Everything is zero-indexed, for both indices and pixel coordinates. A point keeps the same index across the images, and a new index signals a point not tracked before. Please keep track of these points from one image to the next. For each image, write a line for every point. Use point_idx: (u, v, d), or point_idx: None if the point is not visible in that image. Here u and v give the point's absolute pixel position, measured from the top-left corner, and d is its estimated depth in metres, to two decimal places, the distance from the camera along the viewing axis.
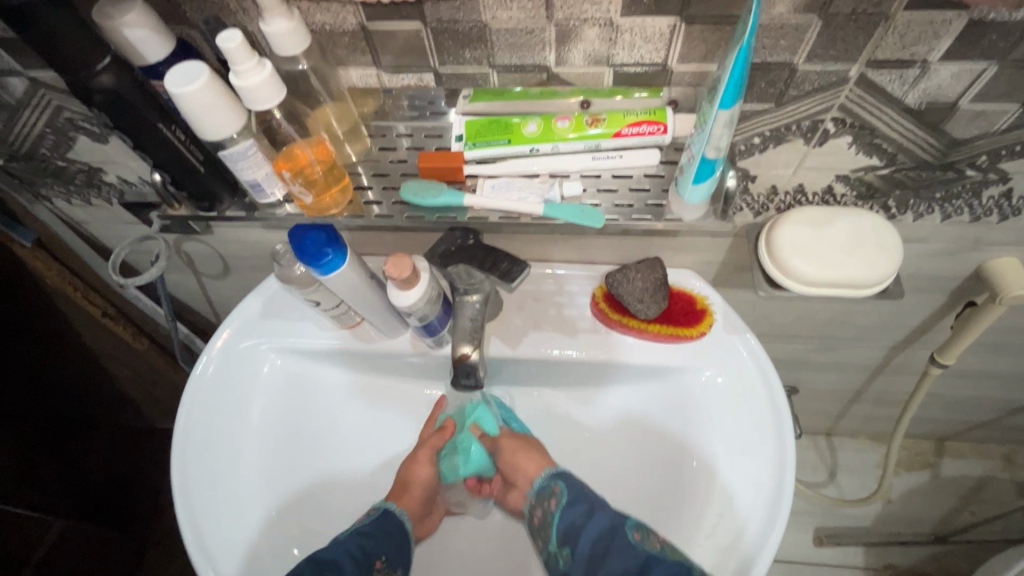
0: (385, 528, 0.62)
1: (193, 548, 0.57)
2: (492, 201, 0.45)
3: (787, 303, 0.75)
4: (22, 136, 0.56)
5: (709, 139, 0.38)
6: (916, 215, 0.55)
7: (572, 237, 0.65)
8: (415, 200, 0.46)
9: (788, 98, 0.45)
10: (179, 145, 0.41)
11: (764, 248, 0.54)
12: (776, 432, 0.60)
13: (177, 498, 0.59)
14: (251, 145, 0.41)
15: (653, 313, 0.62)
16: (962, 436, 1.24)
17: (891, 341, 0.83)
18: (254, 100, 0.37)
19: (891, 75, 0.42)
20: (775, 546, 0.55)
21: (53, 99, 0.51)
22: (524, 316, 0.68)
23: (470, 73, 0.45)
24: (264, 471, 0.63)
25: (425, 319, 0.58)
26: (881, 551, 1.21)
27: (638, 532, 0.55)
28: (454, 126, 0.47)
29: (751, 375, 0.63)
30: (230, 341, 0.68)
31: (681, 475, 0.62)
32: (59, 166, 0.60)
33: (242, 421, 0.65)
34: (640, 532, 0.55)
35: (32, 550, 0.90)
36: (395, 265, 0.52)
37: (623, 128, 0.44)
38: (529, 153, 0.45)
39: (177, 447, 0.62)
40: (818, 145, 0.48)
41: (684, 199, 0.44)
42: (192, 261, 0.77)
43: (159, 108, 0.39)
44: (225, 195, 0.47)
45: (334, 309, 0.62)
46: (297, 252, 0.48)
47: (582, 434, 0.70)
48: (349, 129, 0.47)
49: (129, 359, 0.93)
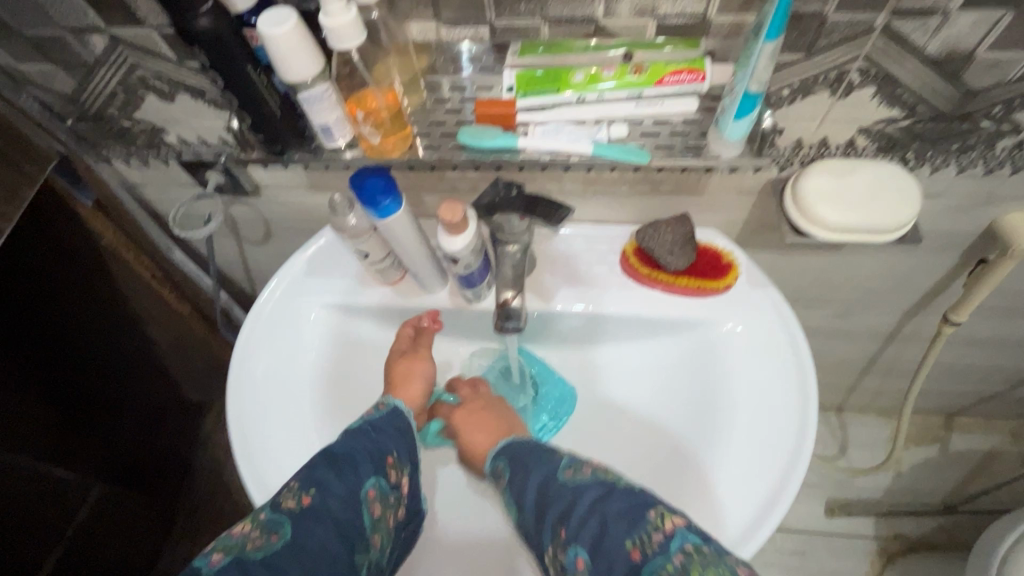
0: (393, 425, 0.60)
1: (249, 486, 0.62)
2: (545, 142, 0.49)
3: (805, 266, 0.78)
4: (93, 95, 0.60)
5: (754, 73, 0.42)
6: (933, 167, 0.58)
7: (603, 197, 0.68)
8: (472, 143, 0.50)
9: (818, 47, 0.48)
10: (262, 87, 0.46)
11: (790, 200, 0.58)
12: (798, 374, 0.63)
13: (234, 440, 0.64)
14: (327, 88, 0.45)
15: (682, 265, 0.66)
16: (971, 411, 1.27)
17: (904, 305, 0.86)
18: (337, 39, 0.41)
19: (914, 23, 0.46)
20: (790, 501, 0.58)
21: (130, 57, 0.55)
22: (557, 273, 0.71)
23: (523, 25, 0.48)
24: (312, 415, 0.67)
25: (468, 269, 0.62)
26: (891, 521, 1.25)
27: (570, 469, 0.53)
28: (505, 79, 0.50)
29: (771, 323, 0.67)
30: (279, 296, 0.72)
31: (708, 417, 0.65)
32: (124, 126, 0.64)
33: (291, 371, 0.69)
34: (571, 470, 0.53)
35: (76, 512, 0.99)
36: (447, 210, 0.56)
37: (664, 77, 0.48)
38: (577, 101, 0.49)
39: (232, 392, 0.66)
40: (843, 96, 0.52)
41: (725, 135, 0.48)
42: (236, 226, 0.81)
43: (248, 51, 0.43)
44: (295, 141, 0.51)
45: (380, 262, 0.65)
46: (359, 197, 0.52)
47: (607, 385, 0.74)
48: (410, 81, 0.52)
49: (169, 327, 0.97)
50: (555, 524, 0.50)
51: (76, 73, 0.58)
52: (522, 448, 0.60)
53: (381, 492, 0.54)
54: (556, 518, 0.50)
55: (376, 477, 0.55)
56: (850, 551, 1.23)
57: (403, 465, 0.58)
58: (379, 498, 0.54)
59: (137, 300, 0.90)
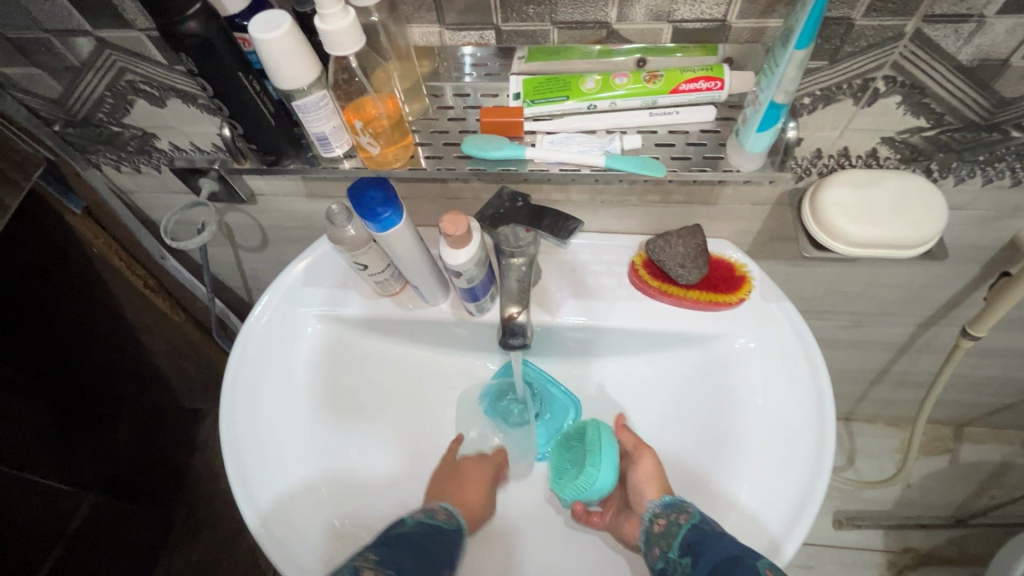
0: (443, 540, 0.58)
1: (245, 507, 0.59)
2: (554, 154, 0.46)
3: (818, 276, 0.76)
4: (81, 99, 0.58)
5: (780, 83, 0.39)
6: (958, 179, 0.56)
7: (612, 207, 0.66)
8: (477, 153, 0.48)
9: (843, 54, 0.46)
10: (254, 95, 0.43)
11: (810, 212, 0.55)
12: (815, 393, 0.61)
13: (228, 458, 0.61)
14: (323, 96, 0.43)
15: (694, 278, 0.64)
16: (982, 422, 1.24)
17: (919, 317, 0.84)
18: (334, 44, 0.39)
19: (946, 30, 0.43)
20: (810, 522, 0.56)
21: (118, 61, 0.53)
22: (563, 285, 0.69)
23: (531, 30, 0.46)
24: (308, 433, 0.64)
25: (472, 282, 0.59)
26: (900, 534, 1.22)
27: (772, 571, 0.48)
28: (511, 85, 0.48)
29: (785, 338, 0.64)
30: (275, 306, 0.69)
31: (721, 436, 0.63)
32: (113, 132, 0.62)
33: (287, 385, 0.66)
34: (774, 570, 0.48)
35: (68, 520, 0.97)
36: (451, 223, 0.53)
37: (680, 85, 0.45)
38: (588, 110, 0.47)
39: (226, 407, 0.64)
40: (867, 105, 0.49)
41: (746, 147, 0.45)
42: (231, 233, 0.78)
43: (239, 57, 0.41)
44: (290, 150, 0.49)
45: (379, 274, 0.63)
46: (357, 208, 0.49)
47: (615, 400, 0.71)
48: (410, 88, 0.49)
49: (164, 336, 0.94)
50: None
51: (63, 78, 0.55)
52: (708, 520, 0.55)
53: None
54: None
55: None
56: (859, 564, 1.20)
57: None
58: None
59: (130, 309, 0.88)
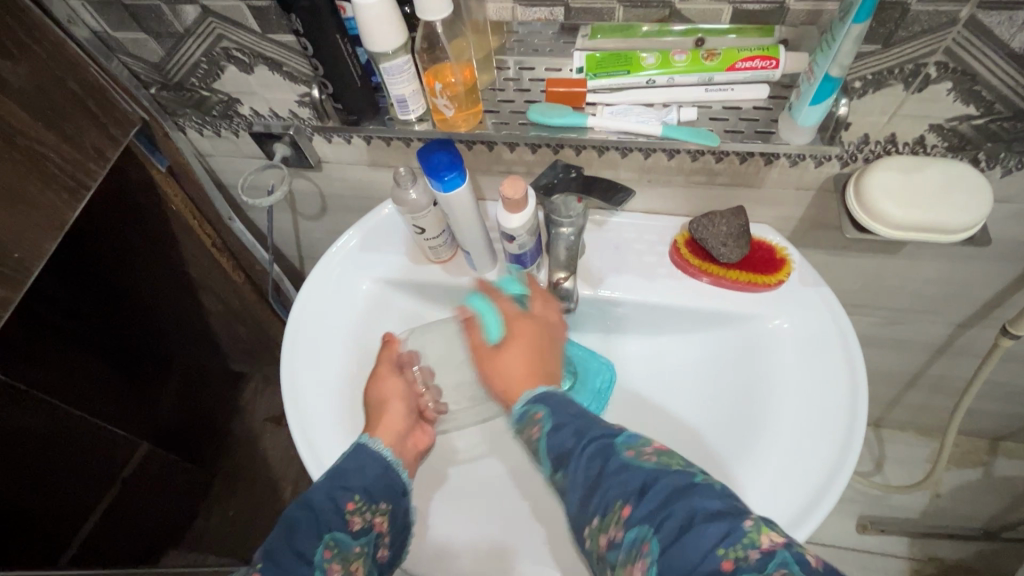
0: (359, 465, 0.56)
1: (300, 447, 0.63)
2: (615, 123, 0.51)
3: (857, 267, 0.77)
4: (179, 65, 0.63)
5: (837, 57, 0.43)
6: (1006, 170, 0.57)
7: (657, 187, 0.68)
8: (542, 120, 0.52)
9: (896, 39, 0.48)
10: (346, 55, 0.49)
11: (853, 196, 0.58)
12: (851, 375, 0.62)
13: (285, 398, 0.66)
14: (406, 61, 0.48)
15: (735, 258, 0.65)
16: (1019, 436, 1.22)
17: (959, 317, 0.84)
18: (427, 9, 0.44)
19: (999, 17, 0.45)
20: (823, 517, 0.56)
21: (218, 28, 0.58)
22: (605, 260, 0.71)
23: (598, 7, 0.49)
24: (357, 383, 0.69)
25: (523, 248, 0.62)
26: (925, 543, 1.20)
27: (632, 448, 0.44)
28: (574, 60, 0.52)
29: (824, 322, 0.65)
30: (333, 267, 0.74)
31: (750, 412, 0.64)
32: (202, 96, 0.67)
33: (344, 340, 0.71)
34: (634, 449, 0.44)
35: (120, 466, 1.05)
36: (510, 186, 0.57)
37: (736, 63, 0.49)
38: (646, 84, 0.51)
39: (285, 352, 0.69)
40: (917, 91, 0.51)
41: (798, 121, 0.49)
42: (293, 199, 0.83)
43: (338, 21, 0.47)
44: (369, 113, 0.55)
45: (434, 239, 0.67)
46: (424, 168, 0.54)
47: (648, 378, 0.74)
48: (483, 58, 0.53)
49: (223, 297, 0.99)
50: (615, 501, 0.41)
51: (166, 43, 0.61)
52: (567, 411, 0.51)
53: (337, 547, 0.50)
54: (617, 492, 0.41)
55: (331, 532, 0.50)
56: (881, 570, 1.19)
57: (372, 502, 0.54)
58: (335, 553, 0.49)
59: (194, 266, 0.93)
